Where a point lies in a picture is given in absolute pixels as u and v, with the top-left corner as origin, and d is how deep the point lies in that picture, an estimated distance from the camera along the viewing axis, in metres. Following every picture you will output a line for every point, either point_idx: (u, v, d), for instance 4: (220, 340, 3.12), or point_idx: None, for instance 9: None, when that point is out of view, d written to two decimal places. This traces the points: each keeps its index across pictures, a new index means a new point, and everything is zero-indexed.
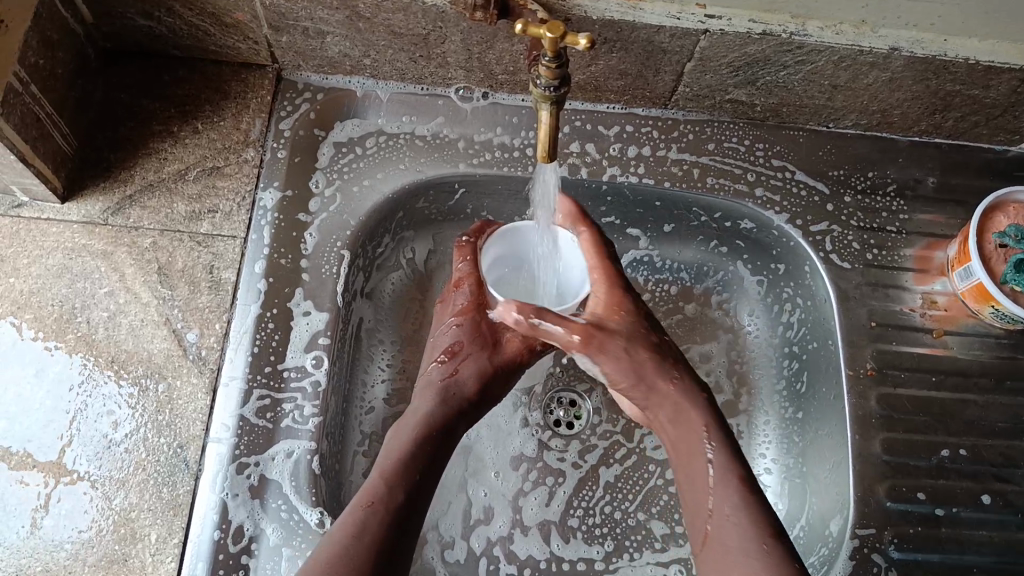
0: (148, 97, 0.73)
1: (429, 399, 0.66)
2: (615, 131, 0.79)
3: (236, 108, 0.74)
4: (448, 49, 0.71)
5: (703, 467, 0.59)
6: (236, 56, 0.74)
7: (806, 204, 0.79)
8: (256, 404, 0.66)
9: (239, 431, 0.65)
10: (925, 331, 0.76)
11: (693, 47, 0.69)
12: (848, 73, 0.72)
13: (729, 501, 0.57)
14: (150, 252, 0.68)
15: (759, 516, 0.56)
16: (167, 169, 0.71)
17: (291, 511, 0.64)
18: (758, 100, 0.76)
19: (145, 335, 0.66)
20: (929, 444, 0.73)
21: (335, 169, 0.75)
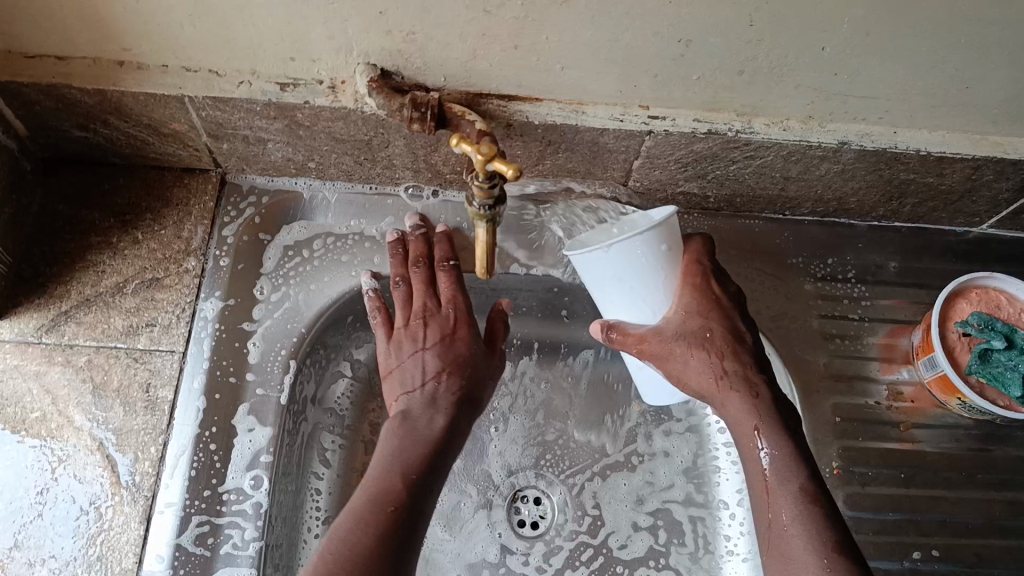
0: (88, 207, 0.71)
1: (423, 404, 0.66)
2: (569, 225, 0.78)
3: (177, 216, 0.72)
4: (393, 152, 0.70)
5: (788, 509, 0.59)
6: (179, 163, 0.73)
7: (766, 294, 0.77)
8: (194, 531, 0.63)
9: (176, 562, 0.62)
10: (892, 425, 0.74)
11: (638, 147, 0.68)
12: (799, 165, 0.70)
13: (788, 511, 0.59)
14: (84, 371, 0.66)
15: (814, 511, 0.58)
16: (105, 282, 0.69)
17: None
18: (711, 192, 0.75)
19: (77, 461, 0.63)
20: (902, 545, 0.70)
21: (281, 275, 0.73)
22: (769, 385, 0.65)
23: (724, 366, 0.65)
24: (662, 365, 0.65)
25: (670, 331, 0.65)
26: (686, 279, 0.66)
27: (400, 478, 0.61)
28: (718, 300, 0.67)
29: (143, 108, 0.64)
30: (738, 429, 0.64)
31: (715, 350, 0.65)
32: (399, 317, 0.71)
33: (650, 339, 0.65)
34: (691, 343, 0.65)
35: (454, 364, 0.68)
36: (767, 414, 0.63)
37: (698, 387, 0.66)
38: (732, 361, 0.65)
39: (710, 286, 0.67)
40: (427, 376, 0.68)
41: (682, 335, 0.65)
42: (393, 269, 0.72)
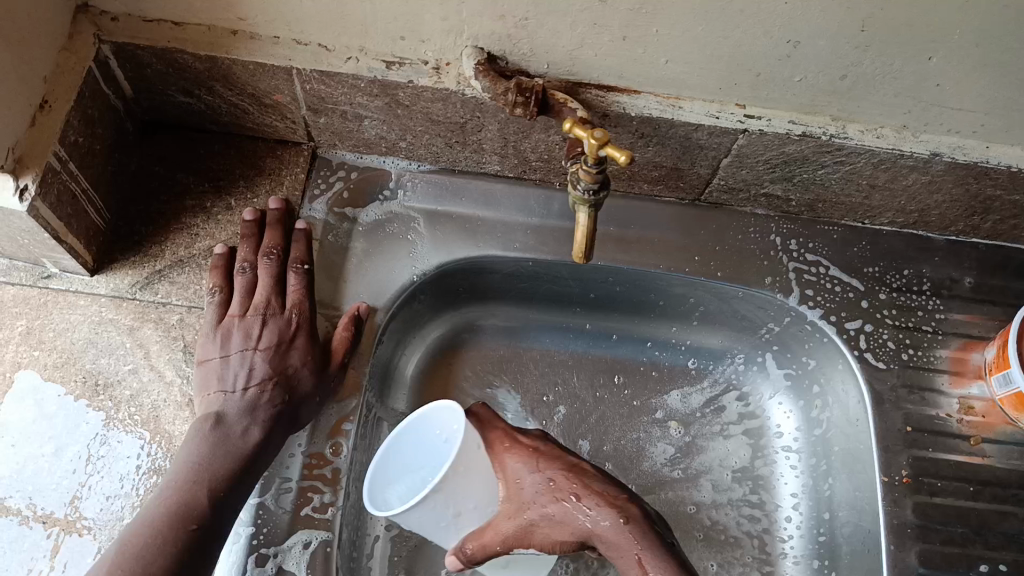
0: (185, 171, 0.73)
1: (218, 416, 0.62)
2: (648, 220, 0.79)
3: (270, 186, 0.74)
4: (485, 136, 0.71)
5: None
6: (273, 134, 0.75)
7: (841, 300, 0.78)
8: (276, 492, 0.65)
9: (257, 520, 0.63)
10: (961, 437, 0.74)
11: (730, 144, 0.68)
12: (887, 174, 0.71)
13: None
14: (175, 329, 0.68)
15: None
16: (199, 245, 0.71)
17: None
18: (794, 195, 0.76)
19: (166, 416, 0.65)
20: (967, 557, 0.70)
21: (366, 249, 0.74)
22: (637, 504, 0.64)
23: (566, 504, 0.63)
24: (529, 542, 0.63)
25: (518, 496, 0.64)
26: (502, 448, 0.67)
27: (205, 491, 0.58)
28: (536, 450, 0.67)
29: (250, 77, 0.66)
30: (619, 555, 0.61)
31: (560, 495, 0.64)
32: (236, 305, 0.67)
33: (504, 526, 0.63)
34: (535, 498, 0.64)
35: (284, 373, 0.65)
36: (643, 535, 0.61)
37: (573, 537, 0.63)
38: (580, 490, 0.64)
39: (522, 445, 0.68)
40: (247, 377, 0.64)
41: (529, 498, 0.64)
42: (243, 256, 0.69)
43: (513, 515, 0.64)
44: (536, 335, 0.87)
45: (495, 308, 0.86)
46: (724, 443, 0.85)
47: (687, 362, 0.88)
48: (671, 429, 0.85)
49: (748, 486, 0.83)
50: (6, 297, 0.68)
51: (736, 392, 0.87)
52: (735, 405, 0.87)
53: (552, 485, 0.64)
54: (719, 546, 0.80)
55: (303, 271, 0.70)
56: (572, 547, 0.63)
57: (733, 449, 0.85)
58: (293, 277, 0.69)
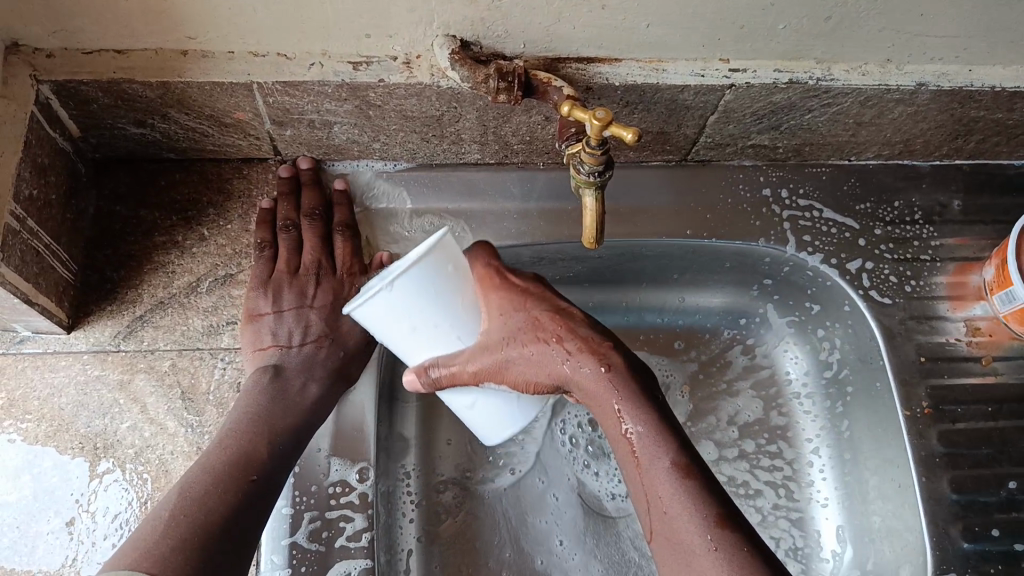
0: (147, 207, 0.68)
1: (272, 374, 0.62)
2: (636, 187, 0.77)
3: (243, 209, 0.69)
4: (463, 126, 0.67)
5: (664, 489, 0.53)
6: (237, 153, 0.70)
7: (839, 241, 0.77)
8: (307, 529, 0.62)
9: (293, 562, 0.61)
10: (973, 360, 0.75)
11: (717, 101, 0.66)
12: (874, 110, 0.70)
13: (664, 491, 0.53)
14: (170, 376, 0.64)
15: (689, 488, 0.53)
16: (178, 283, 0.66)
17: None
18: (781, 142, 0.74)
19: (177, 469, 0.61)
20: (995, 478, 0.71)
21: None
22: (621, 353, 0.60)
23: (554, 348, 0.59)
24: (500, 379, 0.59)
25: (492, 326, 0.58)
26: (489, 282, 0.59)
27: (266, 438, 0.58)
28: (523, 287, 0.60)
29: (207, 99, 0.61)
30: (597, 405, 0.58)
31: (543, 335, 0.59)
32: (284, 263, 0.67)
33: (474, 364, 0.58)
34: (514, 337, 0.58)
35: (335, 333, 0.67)
36: (630, 391, 0.58)
37: (549, 379, 0.60)
38: (563, 333, 0.59)
39: (512, 281, 0.60)
40: (296, 337, 0.66)
41: (500, 335, 0.58)
42: (282, 213, 0.68)
43: (491, 354, 0.58)
44: None
45: None
46: (737, 400, 0.85)
47: (690, 325, 0.87)
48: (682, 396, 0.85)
49: (767, 439, 0.84)
50: None
51: (740, 346, 0.87)
52: (741, 360, 0.86)
53: (536, 326, 0.59)
54: (743, 501, 0.82)
55: (348, 234, 0.69)
56: (547, 388, 0.60)
57: (746, 405, 0.85)
58: (339, 240, 0.69)
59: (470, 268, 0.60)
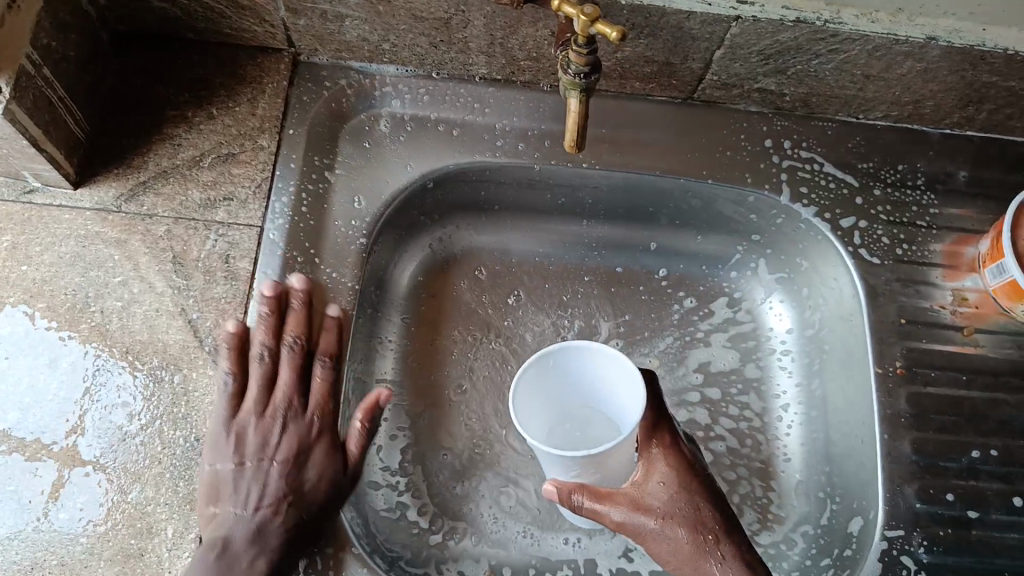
0: (163, 82, 0.71)
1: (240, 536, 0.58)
2: (640, 119, 0.77)
3: (252, 94, 0.72)
4: (471, 33, 0.69)
5: None
6: (253, 40, 0.73)
7: (836, 196, 0.77)
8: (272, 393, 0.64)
9: (255, 420, 0.63)
10: (954, 329, 0.75)
11: (723, 34, 0.67)
12: (882, 62, 0.69)
13: None
14: (164, 241, 0.67)
15: None
16: (183, 155, 0.69)
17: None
18: (789, 89, 0.74)
19: (159, 326, 0.64)
20: (959, 444, 0.71)
21: (354, 156, 0.74)
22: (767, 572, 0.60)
23: (703, 541, 0.60)
24: (643, 544, 0.61)
25: (650, 496, 0.61)
26: (660, 445, 0.63)
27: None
28: (689, 463, 0.63)
29: None
30: None
31: (702, 534, 0.60)
32: (251, 400, 0.63)
33: (614, 514, 0.60)
34: (670, 514, 0.61)
35: (297, 482, 0.61)
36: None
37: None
38: (720, 532, 0.61)
39: (691, 467, 0.63)
40: (278, 451, 0.62)
41: (668, 515, 0.61)
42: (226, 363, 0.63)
43: (635, 521, 0.60)
44: (527, 245, 0.87)
45: (487, 219, 0.86)
46: (711, 348, 0.86)
47: (683, 270, 0.88)
48: (667, 340, 0.85)
49: (740, 389, 0.84)
50: None
51: (726, 298, 0.88)
52: (724, 310, 0.87)
53: (686, 507, 0.61)
54: (703, 442, 0.81)
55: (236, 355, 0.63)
56: None
57: (720, 354, 0.85)
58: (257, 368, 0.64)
59: (645, 436, 0.64)
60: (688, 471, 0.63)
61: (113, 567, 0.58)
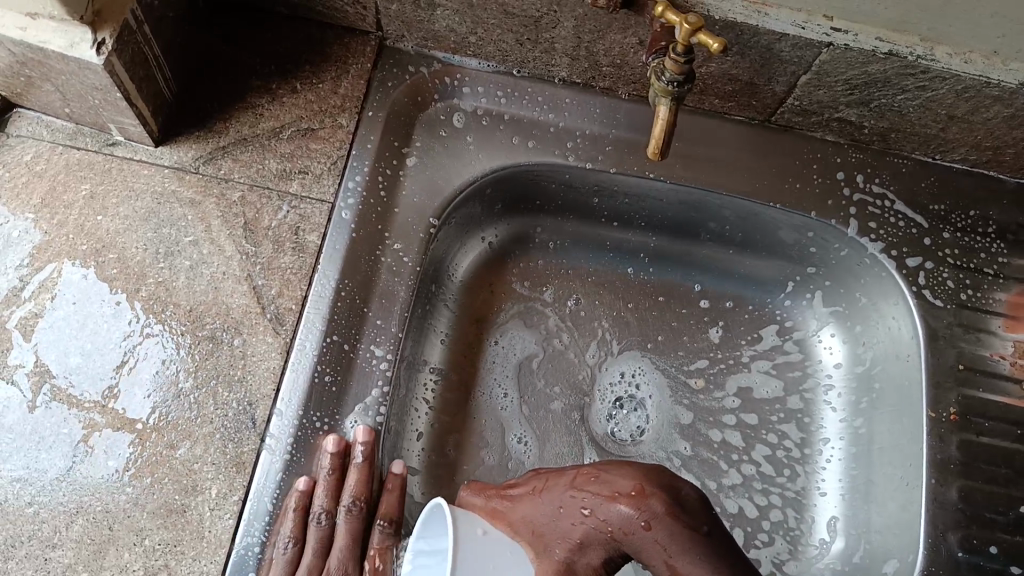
0: (252, 52, 0.73)
1: None
2: (713, 138, 0.77)
3: (336, 73, 0.73)
4: (558, 34, 0.69)
5: None
6: (342, 20, 0.74)
7: (904, 235, 0.76)
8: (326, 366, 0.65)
9: (309, 390, 0.65)
10: (1012, 381, 0.74)
11: (812, 59, 0.67)
12: (969, 104, 0.69)
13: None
14: (237, 206, 0.68)
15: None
16: (263, 125, 0.70)
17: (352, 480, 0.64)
18: (868, 122, 0.74)
19: (225, 289, 0.65)
20: (1008, 498, 0.70)
21: (426, 146, 0.75)
22: None
23: (590, 518, 0.56)
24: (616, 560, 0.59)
25: (512, 512, 0.60)
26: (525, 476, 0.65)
27: None
28: (509, 494, 0.62)
29: None
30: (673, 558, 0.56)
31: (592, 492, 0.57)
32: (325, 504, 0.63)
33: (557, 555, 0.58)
34: (554, 523, 0.57)
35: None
36: (687, 534, 0.54)
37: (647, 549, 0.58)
38: (598, 504, 0.56)
39: (511, 496, 0.61)
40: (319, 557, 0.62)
41: (554, 531, 0.57)
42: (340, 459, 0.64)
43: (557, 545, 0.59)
44: (584, 251, 0.87)
45: (546, 222, 0.86)
46: (755, 375, 0.86)
47: (737, 292, 0.88)
48: (699, 367, 0.85)
49: (781, 417, 0.84)
50: (70, 160, 0.68)
51: (776, 326, 0.87)
52: (772, 338, 0.87)
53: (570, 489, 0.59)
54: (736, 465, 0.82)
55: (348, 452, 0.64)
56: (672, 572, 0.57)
57: (764, 382, 0.85)
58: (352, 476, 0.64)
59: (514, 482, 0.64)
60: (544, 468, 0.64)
61: (156, 520, 0.59)
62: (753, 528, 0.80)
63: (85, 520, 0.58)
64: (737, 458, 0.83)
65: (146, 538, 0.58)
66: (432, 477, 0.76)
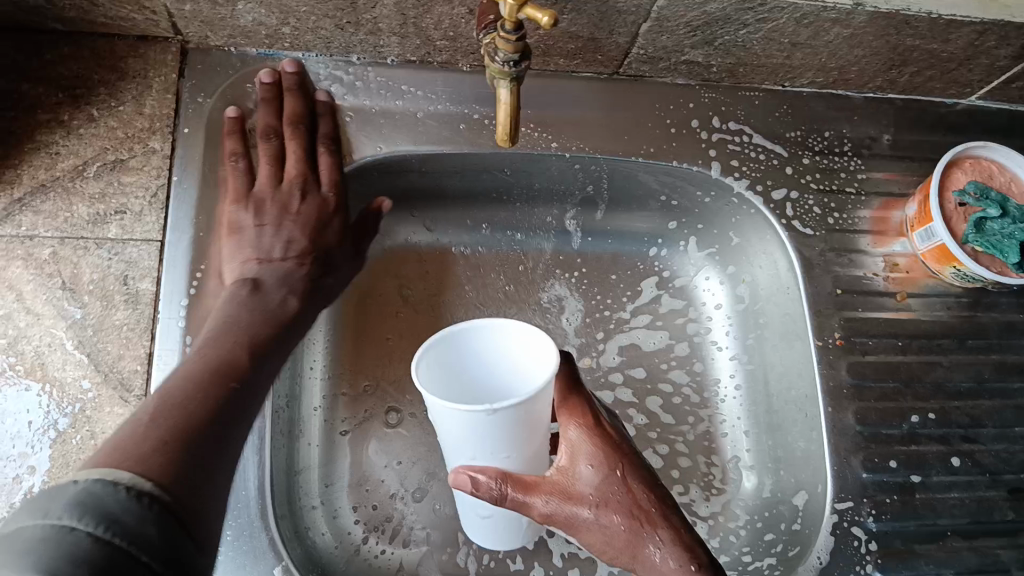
0: (29, 80, 0.63)
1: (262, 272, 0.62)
2: (564, 99, 0.74)
3: (138, 90, 0.64)
4: (381, 13, 0.63)
5: None
6: (132, 29, 0.64)
7: (766, 168, 0.76)
8: None
9: None
10: (888, 295, 0.76)
11: (649, 7, 0.63)
12: (809, 30, 0.68)
13: None
14: (49, 265, 0.59)
15: None
16: (63, 165, 0.61)
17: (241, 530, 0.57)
18: (715, 61, 0.72)
19: (54, 361, 0.57)
20: (899, 411, 0.73)
21: (260, 154, 0.67)
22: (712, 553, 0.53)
23: (641, 531, 0.50)
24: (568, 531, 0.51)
25: (585, 432, 0.53)
26: (620, 463, 0.52)
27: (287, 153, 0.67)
28: (599, 416, 0.54)
29: None
30: None
31: (638, 520, 0.51)
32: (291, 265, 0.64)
33: (544, 504, 0.50)
34: (603, 504, 0.51)
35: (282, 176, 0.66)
36: None
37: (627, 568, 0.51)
38: (660, 531, 0.51)
39: (601, 422, 0.54)
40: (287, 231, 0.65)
41: (600, 510, 0.50)
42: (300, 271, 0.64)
43: (568, 512, 0.50)
44: (451, 234, 0.82)
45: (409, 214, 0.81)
46: (639, 332, 0.83)
47: (616, 250, 0.85)
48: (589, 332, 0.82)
49: (673, 365, 0.82)
50: None
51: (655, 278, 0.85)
52: (651, 290, 0.85)
53: (623, 484, 0.51)
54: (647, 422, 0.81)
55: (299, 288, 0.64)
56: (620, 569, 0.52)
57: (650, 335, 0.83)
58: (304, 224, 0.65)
59: (565, 384, 0.55)
60: (578, 396, 0.55)
61: None
62: (665, 481, 0.77)
63: None
64: (635, 415, 0.79)
65: None
66: (338, 521, 0.69)
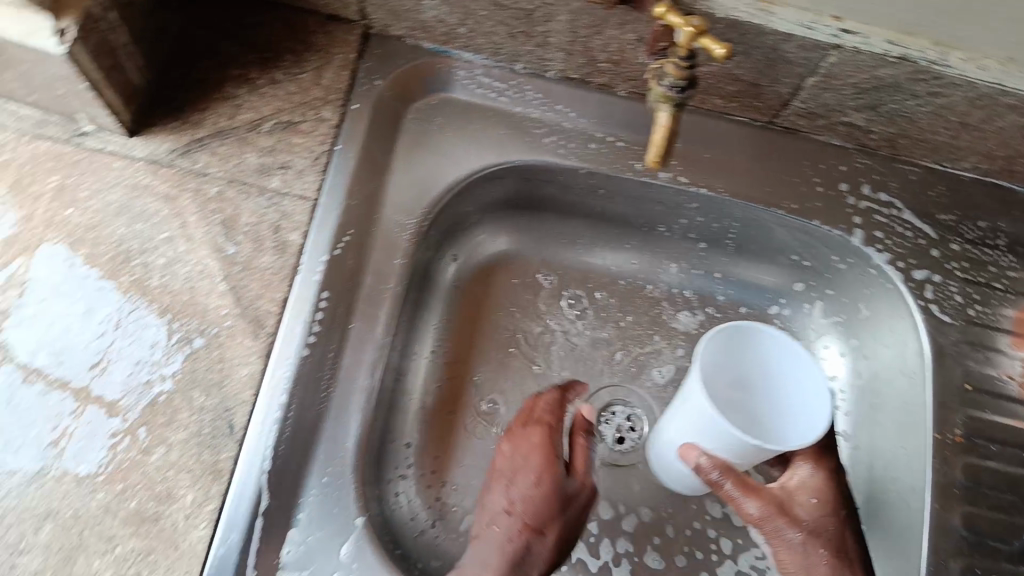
0: (227, 38, 0.70)
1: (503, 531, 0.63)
2: (713, 139, 0.74)
3: (317, 64, 0.70)
4: (553, 28, 0.66)
5: None
6: (325, 7, 0.71)
7: (910, 245, 0.73)
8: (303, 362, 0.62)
9: (291, 386, 0.61)
10: (1020, 402, 0.71)
11: (819, 62, 0.63)
12: (983, 113, 0.65)
13: None
14: (215, 203, 0.65)
15: None
16: (241, 117, 0.67)
17: (336, 478, 0.61)
18: (876, 127, 0.71)
19: (202, 288, 0.63)
20: (1010, 525, 0.68)
21: (416, 139, 0.72)
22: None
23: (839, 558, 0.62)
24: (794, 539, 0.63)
25: (817, 494, 0.65)
26: (836, 523, 0.64)
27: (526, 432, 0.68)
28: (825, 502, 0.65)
29: None
30: None
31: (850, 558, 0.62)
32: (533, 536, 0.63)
33: (757, 508, 0.61)
34: (811, 535, 0.62)
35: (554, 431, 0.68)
36: None
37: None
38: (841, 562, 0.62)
39: (830, 502, 0.65)
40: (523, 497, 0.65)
41: (816, 537, 0.62)
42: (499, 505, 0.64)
43: (773, 515, 0.62)
44: (581, 250, 0.85)
45: (544, 222, 0.84)
46: None
47: (737, 298, 0.85)
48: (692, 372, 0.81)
49: None
50: (37, 149, 0.65)
51: None
52: None
53: (828, 532, 0.63)
54: None
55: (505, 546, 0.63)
56: None
57: None
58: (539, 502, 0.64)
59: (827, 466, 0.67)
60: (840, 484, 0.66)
61: (128, 528, 0.55)
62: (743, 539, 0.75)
63: (54, 526, 0.55)
64: None
65: (117, 547, 0.55)
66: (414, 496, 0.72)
